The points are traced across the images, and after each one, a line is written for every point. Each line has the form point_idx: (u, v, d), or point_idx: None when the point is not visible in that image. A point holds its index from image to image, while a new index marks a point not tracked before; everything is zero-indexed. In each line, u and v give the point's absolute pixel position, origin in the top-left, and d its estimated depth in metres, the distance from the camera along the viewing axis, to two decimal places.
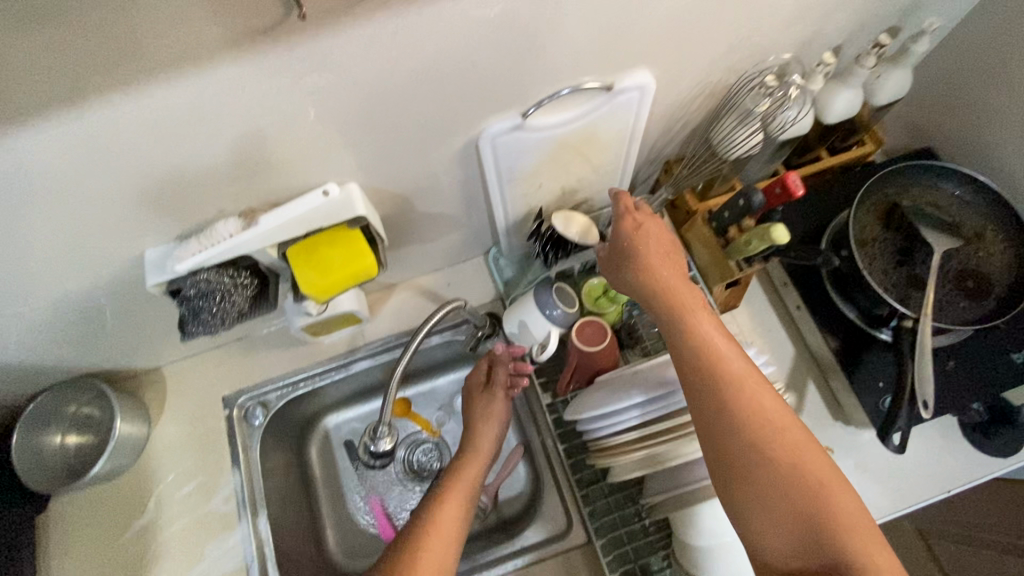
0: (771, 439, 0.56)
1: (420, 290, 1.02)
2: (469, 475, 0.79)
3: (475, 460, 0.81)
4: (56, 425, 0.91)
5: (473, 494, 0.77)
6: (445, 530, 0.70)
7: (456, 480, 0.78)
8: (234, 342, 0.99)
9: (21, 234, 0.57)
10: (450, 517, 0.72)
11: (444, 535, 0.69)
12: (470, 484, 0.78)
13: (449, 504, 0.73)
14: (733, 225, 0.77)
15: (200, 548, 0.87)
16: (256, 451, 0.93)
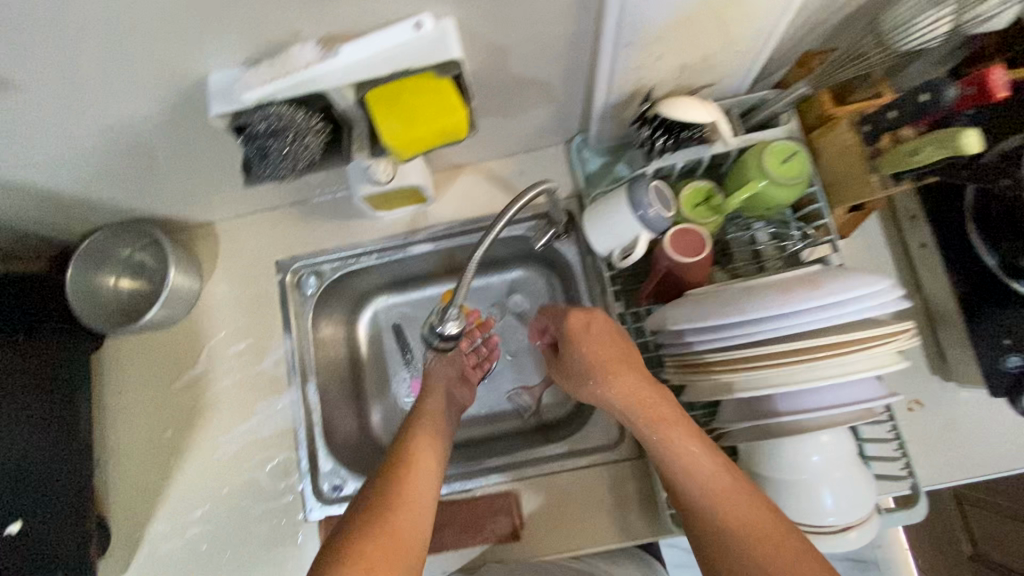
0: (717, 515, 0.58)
1: (491, 174, 0.92)
2: (434, 411, 0.81)
3: (432, 402, 0.82)
4: (109, 267, 0.90)
5: (441, 439, 0.77)
6: (424, 461, 0.71)
7: (425, 416, 0.79)
8: (289, 205, 0.93)
9: (72, 27, 0.48)
10: (426, 450, 0.73)
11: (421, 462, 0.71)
12: (440, 418, 0.80)
13: (424, 437, 0.75)
14: (889, 133, 0.66)
15: (251, 406, 0.87)
16: (308, 320, 0.91)
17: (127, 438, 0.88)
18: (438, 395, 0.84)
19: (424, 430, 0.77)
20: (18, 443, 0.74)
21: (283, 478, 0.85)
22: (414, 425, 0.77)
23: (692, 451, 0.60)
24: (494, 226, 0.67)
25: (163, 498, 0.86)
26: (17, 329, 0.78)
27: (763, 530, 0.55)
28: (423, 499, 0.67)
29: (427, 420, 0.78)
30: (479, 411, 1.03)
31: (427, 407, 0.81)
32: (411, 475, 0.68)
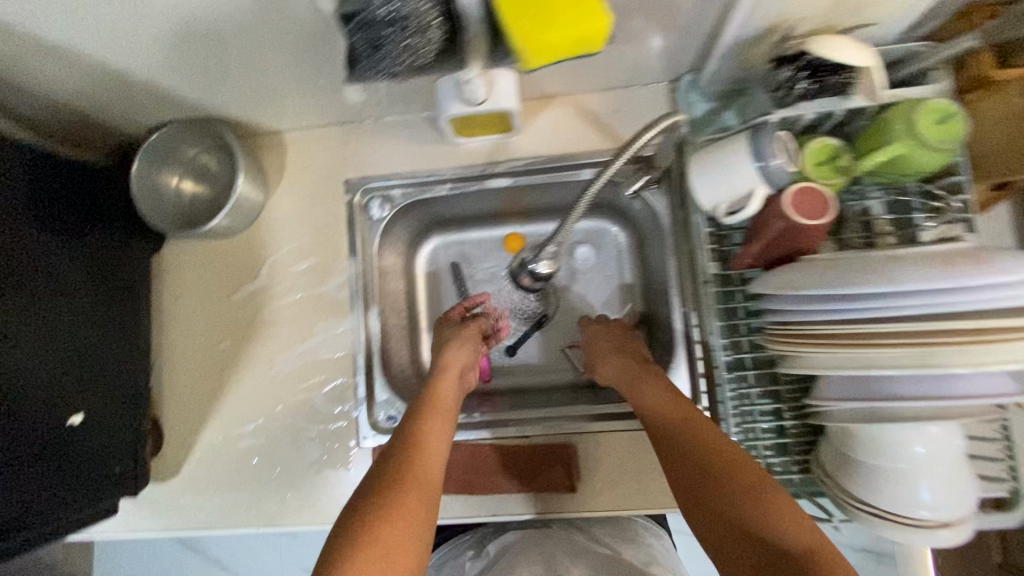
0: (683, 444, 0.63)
1: (583, 108, 0.84)
2: (446, 393, 0.77)
3: (446, 379, 0.79)
4: (173, 166, 0.85)
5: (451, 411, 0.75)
6: (430, 451, 0.68)
7: (435, 397, 0.75)
8: (363, 122, 0.87)
9: None
10: (433, 434, 0.70)
11: (428, 453, 0.68)
12: (449, 402, 0.76)
13: (431, 420, 0.72)
14: None
15: (310, 327, 0.85)
16: (374, 246, 0.87)
17: (184, 344, 0.86)
18: (455, 375, 0.80)
19: (433, 411, 0.73)
20: (81, 336, 0.73)
21: (339, 402, 0.84)
22: (423, 409, 0.73)
23: (664, 394, 0.70)
24: (614, 162, 0.63)
25: (218, 407, 0.85)
26: (81, 221, 0.75)
27: (731, 459, 0.59)
28: (427, 488, 0.64)
29: (436, 401, 0.75)
30: (534, 359, 0.99)
31: (439, 389, 0.77)
32: (422, 456, 0.67)
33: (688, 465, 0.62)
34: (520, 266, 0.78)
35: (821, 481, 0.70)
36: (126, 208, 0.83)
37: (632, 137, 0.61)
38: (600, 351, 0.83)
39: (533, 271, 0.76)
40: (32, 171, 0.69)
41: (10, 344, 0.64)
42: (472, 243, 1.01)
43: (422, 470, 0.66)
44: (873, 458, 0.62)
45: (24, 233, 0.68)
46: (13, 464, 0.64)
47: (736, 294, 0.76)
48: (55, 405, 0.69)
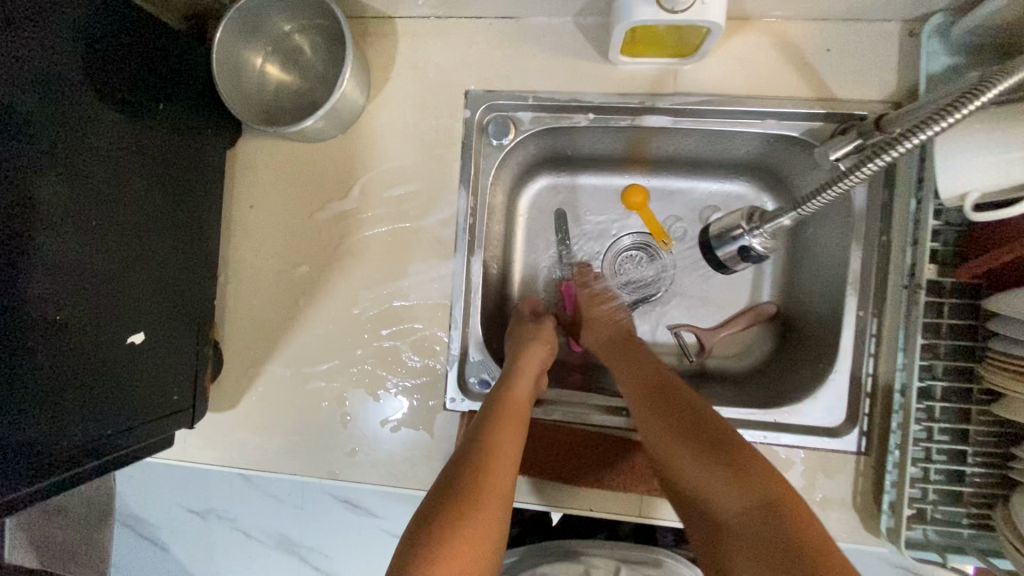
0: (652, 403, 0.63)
1: (785, 41, 0.65)
2: (521, 396, 0.65)
3: (522, 383, 0.66)
4: (256, 41, 0.69)
5: (524, 414, 0.63)
6: (502, 458, 0.57)
7: (506, 402, 0.63)
8: (498, 20, 0.70)
9: None
10: (507, 442, 0.58)
11: (502, 457, 0.57)
12: (524, 406, 0.64)
13: (505, 426, 0.60)
14: None
15: (405, 264, 0.72)
16: (489, 179, 0.73)
17: (255, 262, 0.74)
18: (533, 377, 0.69)
19: (505, 416, 0.61)
20: (143, 241, 0.61)
21: (427, 356, 0.72)
22: (496, 412, 0.62)
23: (633, 359, 0.70)
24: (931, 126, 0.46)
25: (287, 341, 0.74)
26: (153, 98, 0.61)
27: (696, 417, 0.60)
28: (501, 497, 0.54)
29: (509, 406, 0.63)
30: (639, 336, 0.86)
31: (514, 388, 0.65)
32: (493, 464, 0.55)
33: (658, 423, 0.61)
34: (730, 234, 0.71)
35: (1006, 543, 0.57)
36: (203, 88, 0.68)
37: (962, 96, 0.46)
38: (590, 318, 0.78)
39: (749, 245, 0.69)
40: (101, 26, 0.55)
41: (60, 243, 0.53)
42: (587, 190, 0.85)
43: (495, 476, 0.54)
44: None
45: (84, 105, 0.54)
46: (59, 386, 0.54)
47: (943, 307, 0.61)
48: (107, 321, 0.58)
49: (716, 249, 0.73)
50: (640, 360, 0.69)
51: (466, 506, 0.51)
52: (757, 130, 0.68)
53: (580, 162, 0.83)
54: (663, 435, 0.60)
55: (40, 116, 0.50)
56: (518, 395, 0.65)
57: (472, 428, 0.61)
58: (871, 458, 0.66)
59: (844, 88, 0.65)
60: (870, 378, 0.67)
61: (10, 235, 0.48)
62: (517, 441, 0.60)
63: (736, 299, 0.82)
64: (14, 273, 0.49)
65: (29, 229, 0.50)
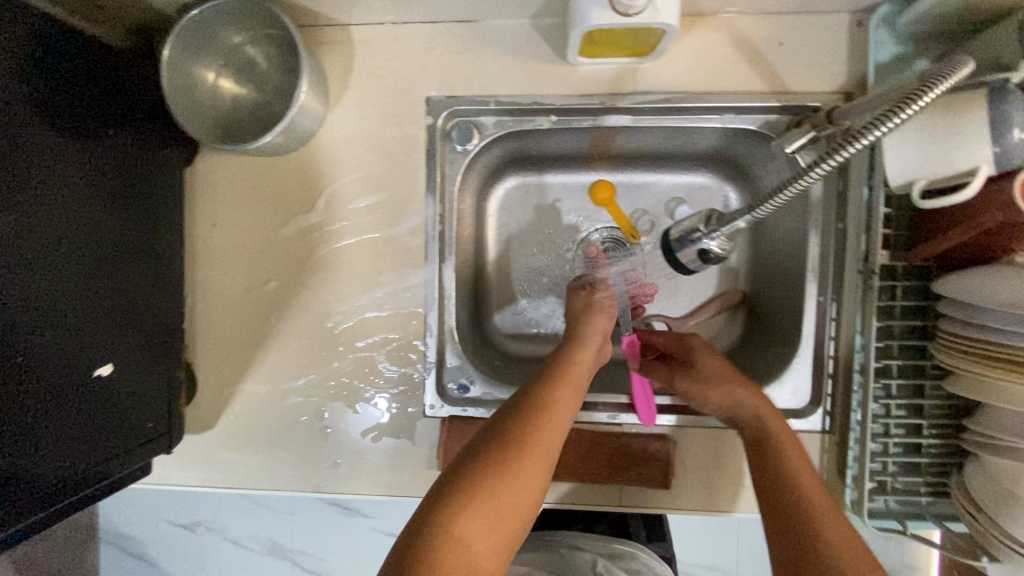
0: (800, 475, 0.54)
1: (739, 35, 0.66)
2: (583, 364, 0.65)
3: (573, 372, 0.63)
4: (207, 56, 0.67)
5: (569, 411, 0.58)
6: (560, 419, 0.57)
7: (567, 369, 0.63)
8: (455, 24, 0.69)
9: None
10: (565, 407, 0.58)
11: (532, 457, 0.52)
12: (584, 372, 0.64)
13: (564, 392, 0.59)
14: None
15: (376, 275, 0.72)
16: (455, 185, 0.72)
17: (222, 280, 0.73)
18: (595, 348, 0.68)
19: (566, 379, 0.61)
20: (102, 269, 0.60)
21: (403, 365, 0.73)
22: (558, 374, 0.61)
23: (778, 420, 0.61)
24: (893, 116, 0.45)
25: (260, 358, 0.73)
26: (101, 122, 0.59)
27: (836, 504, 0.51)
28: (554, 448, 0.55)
29: (570, 370, 0.63)
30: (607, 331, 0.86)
31: (577, 354, 0.65)
32: (518, 463, 0.51)
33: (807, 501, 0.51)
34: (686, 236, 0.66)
35: (957, 508, 0.61)
36: (154, 107, 0.66)
37: (916, 91, 0.45)
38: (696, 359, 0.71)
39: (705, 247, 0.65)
40: (42, 49, 0.53)
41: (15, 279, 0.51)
42: (555, 187, 0.85)
43: (550, 431, 0.55)
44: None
45: (28, 133, 0.52)
46: (27, 427, 0.52)
47: (895, 291, 0.63)
48: (72, 355, 0.57)
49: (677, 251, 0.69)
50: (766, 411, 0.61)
51: (484, 497, 0.48)
52: (716, 125, 0.69)
53: (546, 161, 0.82)
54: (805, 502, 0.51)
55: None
56: (568, 388, 0.60)
57: (532, 385, 0.60)
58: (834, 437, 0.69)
59: (796, 80, 0.66)
60: (832, 360, 0.69)
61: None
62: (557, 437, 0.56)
63: (704, 289, 0.84)
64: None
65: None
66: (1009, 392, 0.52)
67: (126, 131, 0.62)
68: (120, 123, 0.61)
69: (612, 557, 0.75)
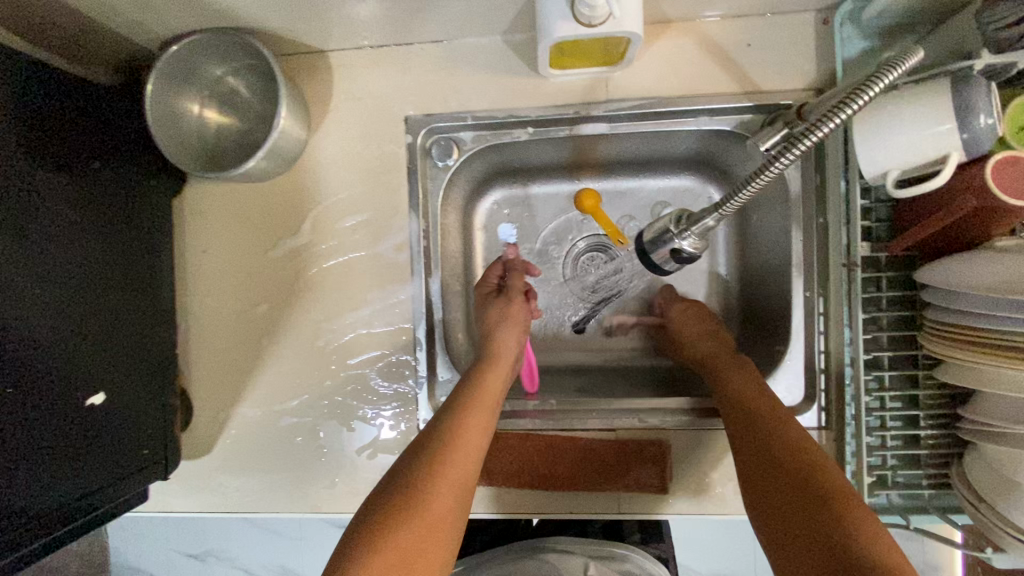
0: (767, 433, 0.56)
1: (706, 40, 0.67)
2: (495, 385, 0.65)
3: (491, 388, 0.64)
4: (192, 88, 0.69)
5: (484, 433, 0.60)
6: (467, 450, 0.57)
7: (476, 397, 0.62)
8: (430, 45, 0.71)
9: None
10: (474, 436, 0.58)
11: (442, 484, 0.53)
12: (496, 393, 0.64)
13: (471, 423, 0.59)
14: None
15: (364, 293, 0.73)
16: (438, 200, 0.74)
17: (213, 306, 0.74)
18: (507, 367, 0.69)
19: (475, 405, 0.61)
20: (94, 298, 0.61)
21: (395, 380, 0.73)
22: (469, 398, 0.62)
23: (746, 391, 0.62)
24: (857, 99, 0.45)
25: (254, 381, 0.74)
26: (88, 157, 0.61)
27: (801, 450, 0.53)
28: (463, 481, 0.55)
29: (479, 394, 0.63)
30: (594, 340, 0.86)
31: (487, 376, 0.65)
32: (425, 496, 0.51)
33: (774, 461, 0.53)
34: (658, 237, 0.64)
35: (960, 499, 0.60)
36: (139, 141, 0.68)
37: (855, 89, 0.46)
38: (682, 334, 0.76)
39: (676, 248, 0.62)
40: (24, 89, 0.55)
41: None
42: (538, 198, 0.85)
43: (455, 466, 0.55)
44: None
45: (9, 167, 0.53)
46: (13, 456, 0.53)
47: (880, 281, 0.63)
48: (59, 384, 0.57)
49: (649, 254, 0.66)
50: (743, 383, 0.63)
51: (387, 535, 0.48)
52: (690, 127, 0.70)
53: (528, 173, 0.83)
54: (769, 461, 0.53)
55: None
56: (483, 407, 0.61)
57: (438, 416, 0.60)
58: (832, 432, 0.68)
59: (766, 79, 0.67)
60: (823, 355, 0.69)
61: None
62: (470, 462, 0.56)
63: (694, 291, 0.84)
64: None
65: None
66: (998, 376, 0.52)
67: (109, 165, 0.63)
68: (101, 156, 0.62)
69: (604, 560, 0.74)
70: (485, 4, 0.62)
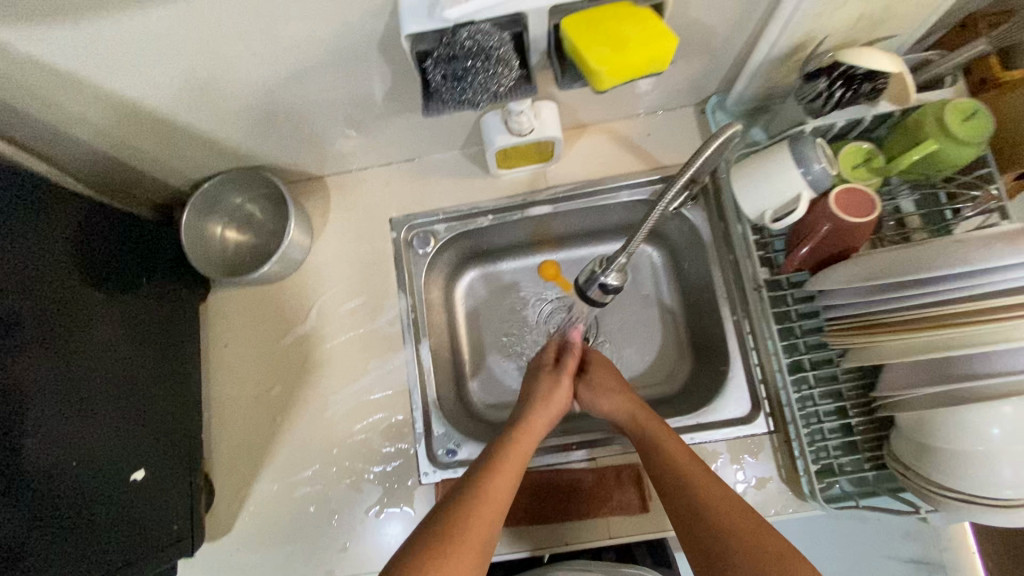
0: (708, 499, 0.62)
1: (616, 135, 0.88)
2: (521, 446, 0.70)
3: (516, 449, 0.70)
4: (218, 216, 0.87)
5: (507, 493, 0.64)
6: (495, 496, 0.63)
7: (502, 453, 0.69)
8: (404, 163, 0.90)
9: None
10: (501, 484, 0.65)
11: (466, 535, 0.58)
12: (521, 454, 0.69)
13: (500, 475, 0.66)
14: None
15: (365, 364, 0.85)
16: (421, 280, 0.89)
17: (233, 393, 0.85)
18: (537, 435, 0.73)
19: (503, 466, 0.67)
20: (135, 387, 0.72)
21: (396, 439, 0.82)
22: (493, 462, 0.67)
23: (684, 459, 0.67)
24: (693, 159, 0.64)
25: (270, 456, 0.83)
26: (134, 271, 0.75)
27: (734, 511, 0.60)
28: (495, 513, 0.62)
29: (508, 455, 0.68)
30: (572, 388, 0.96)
31: (517, 439, 0.71)
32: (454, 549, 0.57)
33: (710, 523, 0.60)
34: (590, 278, 0.74)
35: (896, 472, 0.69)
36: (174, 259, 0.83)
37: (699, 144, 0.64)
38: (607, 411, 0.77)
39: (602, 283, 0.73)
40: (92, 222, 0.70)
41: (52, 409, 0.60)
42: (507, 273, 1.00)
43: (485, 508, 0.62)
44: (940, 441, 0.61)
45: (66, 294, 0.64)
46: (58, 541, 0.58)
47: (786, 297, 0.78)
48: (98, 479, 0.64)
49: (586, 292, 0.76)
50: (683, 455, 0.67)
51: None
52: (616, 199, 0.88)
53: (496, 253, 0.99)
54: (712, 520, 0.60)
55: (32, 303, 0.60)
56: (508, 465, 0.67)
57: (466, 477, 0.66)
58: (781, 435, 0.77)
59: (667, 157, 0.86)
60: (760, 368, 0.81)
61: (4, 424, 0.55)
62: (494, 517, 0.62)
63: (650, 334, 0.96)
64: (16, 443, 0.56)
65: (19, 404, 0.57)
66: (876, 351, 0.64)
67: (157, 281, 0.78)
68: (142, 268, 0.77)
69: None
70: (443, 128, 0.82)
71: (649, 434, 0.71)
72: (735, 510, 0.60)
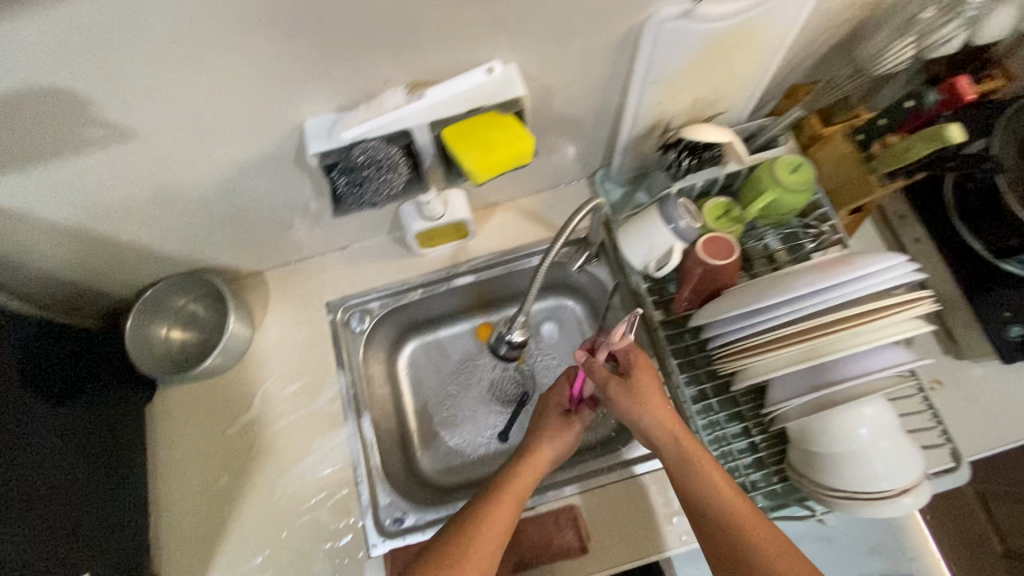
0: (734, 516, 0.65)
1: (523, 210, 1.00)
2: (521, 480, 0.75)
3: (517, 481, 0.74)
4: (163, 318, 0.93)
5: (509, 523, 0.70)
6: (498, 527, 0.69)
7: (511, 483, 0.74)
8: (336, 251, 0.99)
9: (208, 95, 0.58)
10: (504, 515, 0.70)
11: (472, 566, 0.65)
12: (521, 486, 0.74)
13: (503, 504, 0.71)
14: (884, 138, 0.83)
15: (309, 443, 0.89)
16: (360, 356, 0.95)
17: (181, 490, 0.87)
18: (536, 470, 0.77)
19: (504, 497, 0.72)
20: (80, 491, 0.73)
21: (344, 514, 0.85)
22: (494, 495, 0.72)
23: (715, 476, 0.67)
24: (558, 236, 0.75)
25: (219, 548, 0.84)
26: (76, 378, 0.79)
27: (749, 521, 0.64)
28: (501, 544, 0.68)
29: (509, 488, 0.73)
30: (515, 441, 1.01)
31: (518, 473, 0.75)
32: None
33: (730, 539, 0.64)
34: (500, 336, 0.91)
35: (796, 481, 0.76)
36: (117, 365, 0.87)
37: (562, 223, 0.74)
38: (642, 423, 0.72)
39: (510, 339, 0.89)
40: (36, 335, 0.75)
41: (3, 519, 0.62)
42: (443, 341, 1.08)
43: (486, 541, 0.67)
44: (819, 444, 0.70)
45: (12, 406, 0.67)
46: None
47: (685, 334, 0.88)
48: None
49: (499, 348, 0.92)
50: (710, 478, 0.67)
51: None
52: (530, 264, 0.99)
53: (431, 323, 1.07)
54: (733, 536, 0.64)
55: None
56: (510, 496, 0.72)
57: (470, 507, 0.72)
58: None
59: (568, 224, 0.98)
60: None
61: None
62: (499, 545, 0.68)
63: None
64: None
65: None
66: (749, 370, 0.73)
67: (102, 385, 0.83)
68: (85, 374, 0.81)
69: None
70: (366, 218, 0.92)
71: (679, 455, 0.70)
72: (751, 521, 0.65)
